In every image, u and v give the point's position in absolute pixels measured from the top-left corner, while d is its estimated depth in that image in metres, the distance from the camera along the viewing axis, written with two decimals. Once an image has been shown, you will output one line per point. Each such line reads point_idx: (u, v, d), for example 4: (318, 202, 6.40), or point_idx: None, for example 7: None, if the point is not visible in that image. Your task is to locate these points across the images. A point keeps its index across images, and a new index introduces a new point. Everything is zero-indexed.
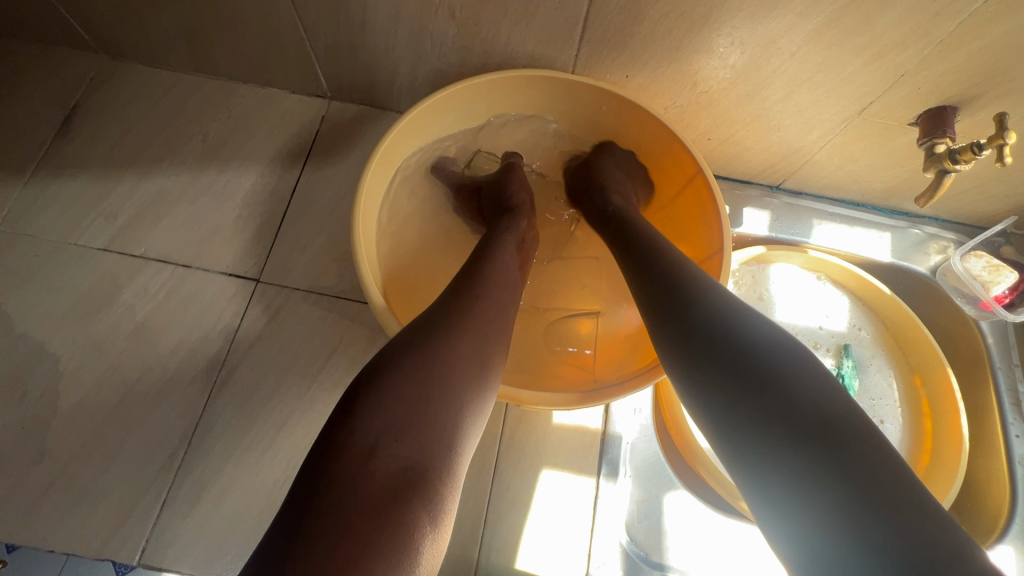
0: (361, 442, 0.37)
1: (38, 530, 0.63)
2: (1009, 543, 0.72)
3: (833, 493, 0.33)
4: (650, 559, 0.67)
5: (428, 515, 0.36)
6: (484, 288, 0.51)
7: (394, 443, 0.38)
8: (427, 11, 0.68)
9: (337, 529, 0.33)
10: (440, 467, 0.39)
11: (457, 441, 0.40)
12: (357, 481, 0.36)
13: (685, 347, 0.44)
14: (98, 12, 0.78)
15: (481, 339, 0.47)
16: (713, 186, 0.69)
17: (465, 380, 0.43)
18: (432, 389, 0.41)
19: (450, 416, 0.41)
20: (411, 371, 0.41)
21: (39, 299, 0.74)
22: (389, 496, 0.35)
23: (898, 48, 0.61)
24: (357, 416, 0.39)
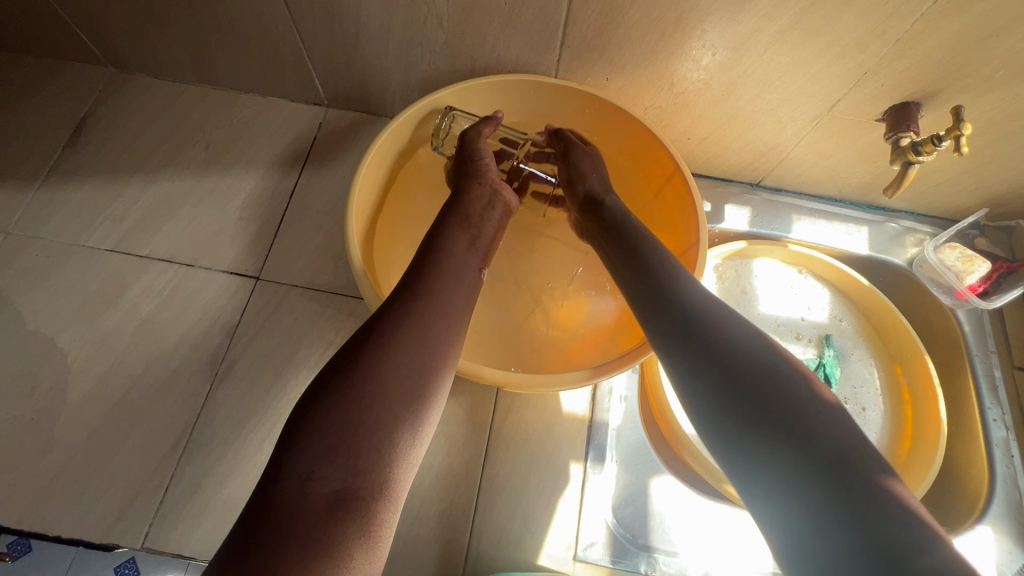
0: (301, 465, 0.40)
1: (45, 517, 0.66)
2: (988, 523, 0.74)
3: (794, 466, 0.36)
4: (636, 540, 0.69)
5: (363, 530, 0.39)
6: (434, 291, 0.53)
7: (331, 465, 0.40)
8: (417, 20, 0.72)
9: (275, 550, 0.36)
10: (376, 483, 0.41)
11: (396, 457, 0.43)
12: (296, 503, 0.38)
13: (672, 336, 0.48)
14: (108, 28, 0.83)
15: (421, 352, 0.48)
16: (690, 183, 0.72)
17: (407, 394, 0.46)
18: (371, 409, 0.43)
19: (389, 433, 0.43)
20: (347, 392, 0.43)
21: (48, 298, 0.77)
22: (326, 515, 0.38)
23: (859, 47, 0.65)
24: (295, 441, 0.41)
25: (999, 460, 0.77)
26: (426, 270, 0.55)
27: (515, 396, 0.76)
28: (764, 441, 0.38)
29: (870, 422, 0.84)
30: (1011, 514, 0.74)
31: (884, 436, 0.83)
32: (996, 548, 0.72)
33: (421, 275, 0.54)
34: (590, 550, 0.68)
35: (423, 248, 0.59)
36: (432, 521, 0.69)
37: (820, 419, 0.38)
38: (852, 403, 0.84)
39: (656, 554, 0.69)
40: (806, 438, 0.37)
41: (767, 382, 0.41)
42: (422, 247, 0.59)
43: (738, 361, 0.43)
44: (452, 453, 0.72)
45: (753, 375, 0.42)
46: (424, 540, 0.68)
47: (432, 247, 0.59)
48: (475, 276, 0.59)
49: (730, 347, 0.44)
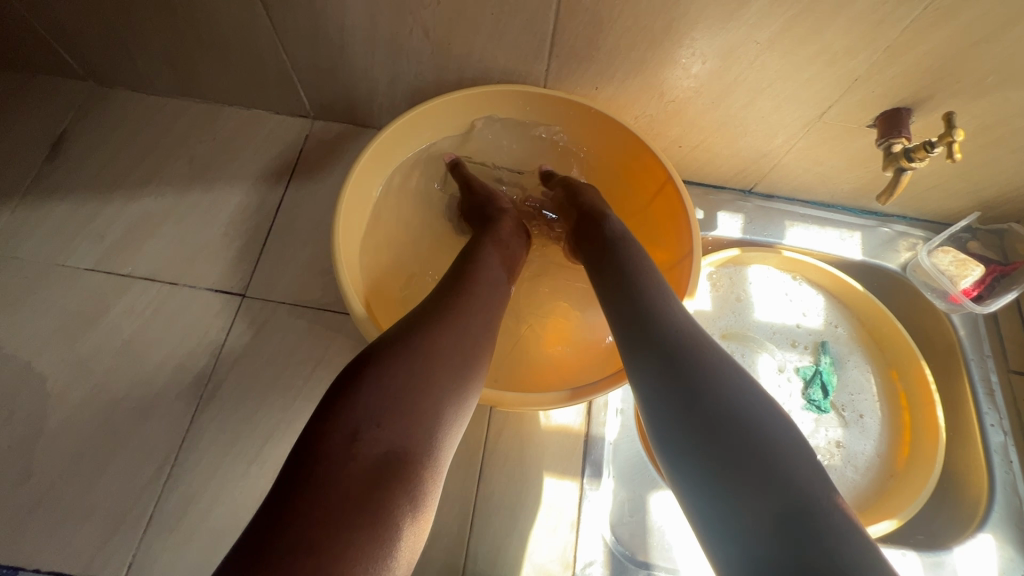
0: (348, 425, 0.39)
1: (23, 549, 0.63)
2: (989, 531, 0.73)
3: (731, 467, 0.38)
4: (635, 557, 0.68)
5: (409, 498, 0.38)
6: (474, 288, 0.53)
7: (379, 428, 0.39)
8: (403, 31, 0.71)
9: (319, 509, 0.35)
10: (423, 453, 0.40)
11: (441, 433, 0.42)
12: (343, 463, 0.37)
13: (646, 358, 0.46)
14: (86, 41, 0.81)
15: (467, 335, 0.48)
16: (682, 192, 0.71)
17: (451, 371, 0.45)
18: (421, 380, 0.43)
19: (438, 406, 0.42)
20: (399, 363, 0.43)
21: (26, 320, 0.75)
22: (373, 478, 0.37)
23: (850, 54, 0.64)
24: (346, 403, 0.40)
25: (998, 466, 0.76)
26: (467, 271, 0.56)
27: (509, 412, 0.74)
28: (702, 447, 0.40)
29: (868, 429, 0.83)
30: (1011, 520, 0.73)
31: (882, 443, 0.82)
32: (997, 556, 0.72)
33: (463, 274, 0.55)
34: (589, 568, 0.67)
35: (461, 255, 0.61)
36: (426, 543, 0.67)
37: (782, 458, 0.38)
38: (850, 410, 0.83)
39: (656, 571, 0.67)
40: (767, 481, 0.37)
41: (736, 422, 0.40)
42: (458, 259, 0.60)
43: (708, 392, 0.42)
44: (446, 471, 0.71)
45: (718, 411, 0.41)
46: (418, 563, 0.66)
47: (468, 254, 0.60)
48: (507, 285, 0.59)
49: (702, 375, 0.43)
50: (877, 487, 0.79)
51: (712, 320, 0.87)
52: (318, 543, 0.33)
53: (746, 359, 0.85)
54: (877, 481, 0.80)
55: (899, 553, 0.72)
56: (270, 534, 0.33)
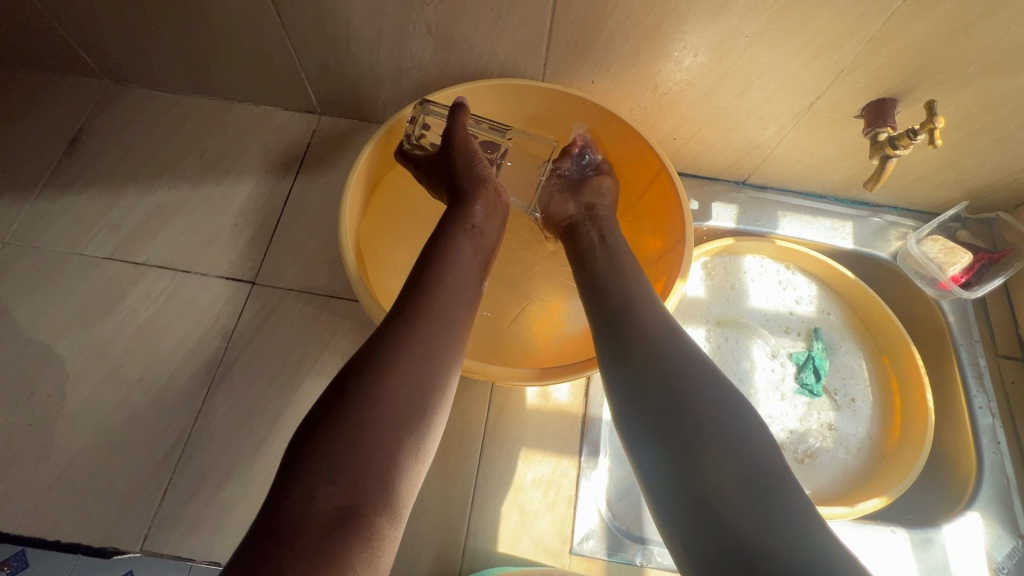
0: (304, 484, 0.39)
1: (44, 522, 0.66)
2: (977, 509, 0.75)
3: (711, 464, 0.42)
4: (630, 532, 0.70)
5: (368, 547, 0.38)
6: (437, 305, 0.51)
7: (334, 484, 0.39)
8: (406, 28, 0.74)
9: (275, 575, 0.35)
10: (380, 501, 0.40)
11: (400, 475, 0.42)
12: (298, 525, 0.37)
13: (627, 368, 0.50)
14: (104, 41, 0.85)
15: (427, 366, 0.47)
16: (675, 180, 0.74)
17: (410, 410, 0.45)
18: (377, 425, 0.42)
19: (392, 449, 0.42)
20: (353, 409, 0.42)
21: (46, 306, 0.78)
22: (329, 535, 0.37)
23: (835, 46, 0.67)
24: (303, 458, 0.40)
25: (986, 447, 0.78)
26: (432, 282, 0.54)
27: (509, 394, 0.77)
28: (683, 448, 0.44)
29: (859, 412, 0.85)
30: (998, 499, 0.75)
31: (873, 426, 0.84)
32: (985, 534, 0.74)
33: (426, 286, 0.53)
34: (586, 542, 0.69)
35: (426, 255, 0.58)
36: (429, 518, 0.69)
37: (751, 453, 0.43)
38: (842, 394, 0.86)
39: (651, 546, 0.69)
40: (717, 484, 0.41)
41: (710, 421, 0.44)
42: (422, 258, 0.57)
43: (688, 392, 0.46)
44: (447, 450, 0.73)
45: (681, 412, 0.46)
46: (420, 537, 0.68)
47: (434, 255, 0.57)
48: (478, 287, 0.58)
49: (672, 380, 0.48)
50: (869, 469, 0.81)
51: (707, 307, 0.90)
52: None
53: (740, 345, 0.88)
54: (868, 463, 0.82)
55: (889, 530, 0.74)
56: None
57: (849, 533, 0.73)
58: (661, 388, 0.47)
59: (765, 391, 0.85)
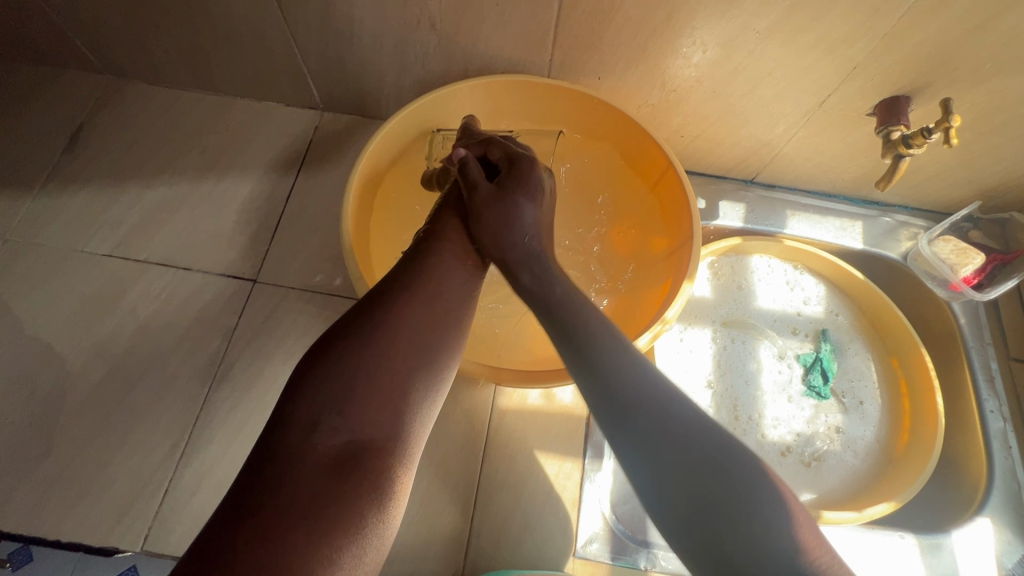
0: (306, 419, 0.41)
1: (45, 520, 0.66)
2: (987, 515, 0.74)
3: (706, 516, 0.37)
4: (635, 536, 0.69)
5: (376, 481, 0.40)
6: (439, 263, 0.54)
7: (337, 419, 0.41)
8: (410, 22, 0.73)
9: (286, 498, 0.37)
10: (387, 438, 0.42)
11: (405, 416, 0.43)
12: (306, 453, 0.39)
13: (593, 384, 0.45)
14: (104, 35, 0.84)
15: (434, 315, 0.49)
16: (683, 178, 0.73)
17: (416, 355, 0.46)
18: (384, 365, 0.44)
19: (397, 390, 0.44)
20: (358, 349, 0.44)
21: (47, 304, 0.77)
22: (337, 465, 0.39)
23: (847, 42, 0.65)
24: (308, 392, 0.42)
25: (997, 451, 0.77)
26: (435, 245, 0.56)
27: (513, 394, 0.76)
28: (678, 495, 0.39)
29: (868, 415, 0.84)
30: (1010, 504, 0.74)
31: (882, 429, 0.83)
32: (995, 540, 0.72)
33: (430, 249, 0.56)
34: (590, 545, 0.68)
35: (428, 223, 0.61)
36: (431, 519, 0.69)
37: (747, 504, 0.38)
38: (850, 396, 0.84)
39: (656, 550, 0.69)
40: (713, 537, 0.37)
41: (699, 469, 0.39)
42: (426, 229, 0.60)
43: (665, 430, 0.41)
44: (450, 452, 0.72)
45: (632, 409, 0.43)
46: (422, 539, 0.68)
47: (438, 223, 0.60)
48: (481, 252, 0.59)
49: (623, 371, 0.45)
50: (876, 472, 0.80)
51: (713, 307, 0.89)
52: (287, 530, 0.35)
53: (747, 346, 0.86)
54: (876, 467, 0.81)
55: (897, 535, 0.73)
56: (237, 523, 0.35)
57: (857, 538, 0.72)
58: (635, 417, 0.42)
59: (772, 393, 0.84)
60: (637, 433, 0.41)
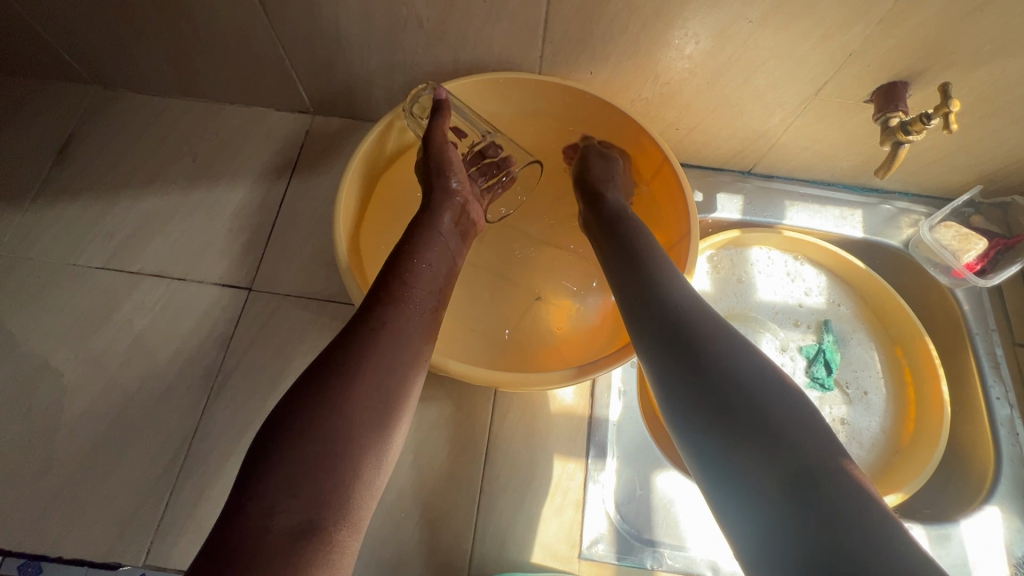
0: (262, 502, 0.37)
1: (46, 537, 0.65)
2: (996, 503, 0.73)
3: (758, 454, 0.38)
4: (640, 535, 0.68)
5: (328, 563, 0.37)
6: (399, 316, 0.50)
7: (293, 500, 0.38)
8: (397, 22, 0.72)
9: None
10: (338, 514, 0.39)
11: (358, 484, 0.41)
12: (257, 539, 0.36)
13: (648, 327, 0.49)
14: (89, 45, 0.83)
15: (390, 376, 0.46)
16: (678, 172, 0.72)
17: (372, 422, 0.43)
18: (342, 437, 0.41)
19: (352, 461, 0.41)
20: (313, 422, 0.41)
21: (41, 319, 0.77)
22: (291, 550, 0.36)
23: (843, 29, 0.64)
24: (259, 471, 0.39)
25: (1004, 438, 0.76)
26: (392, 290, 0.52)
27: (514, 395, 0.76)
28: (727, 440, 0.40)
29: (872, 405, 0.83)
30: (1019, 492, 0.73)
31: (887, 419, 0.82)
32: (1005, 528, 0.72)
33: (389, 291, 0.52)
34: (595, 546, 0.67)
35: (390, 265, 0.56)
36: (436, 524, 0.68)
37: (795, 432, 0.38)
38: (854, 387, 0.84)
39: (661, 548, 0.68)
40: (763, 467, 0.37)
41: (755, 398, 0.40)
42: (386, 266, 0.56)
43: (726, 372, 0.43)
44: (452, 456, 0.72)
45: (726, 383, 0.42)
46: (426, 546, 0.67)
47: (398, 263, 0.55)
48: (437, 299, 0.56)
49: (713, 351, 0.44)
50: (882, 463, 0.80)
51: (713, 302, 0.88)
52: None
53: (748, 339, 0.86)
54: (883, 457, 0.80)
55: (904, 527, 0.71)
56: None
57: None
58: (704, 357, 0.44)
59: None
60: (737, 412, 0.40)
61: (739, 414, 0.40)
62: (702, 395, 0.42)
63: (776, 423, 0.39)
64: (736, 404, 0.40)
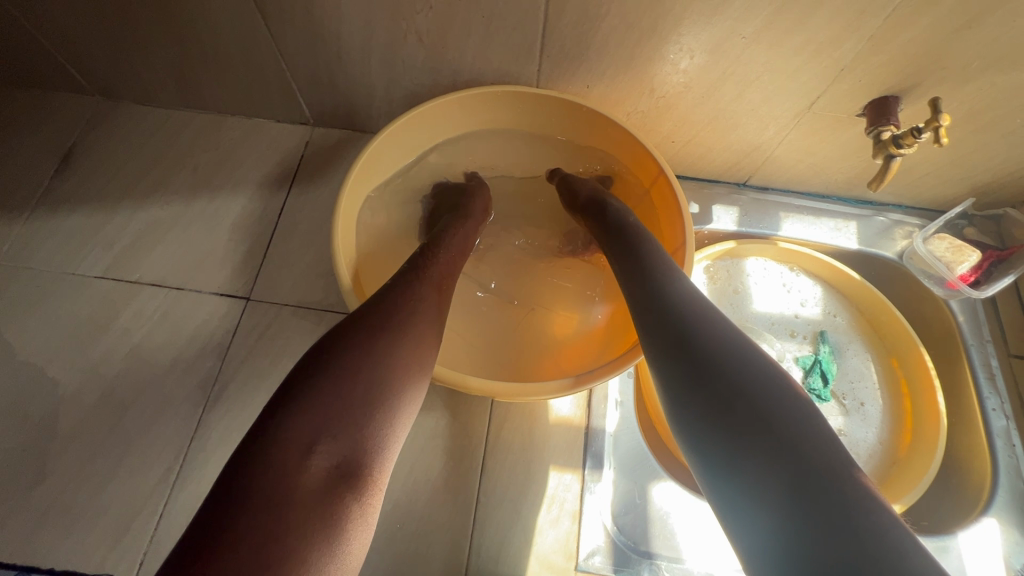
0: (292, 441, 0.39)
1: (38, 549, 0.65)
2: (994, 515, 0.73)
3: (762, 455, 0.38)
4: (637, 547, 0.68)
5: (358, 507, 0.39)
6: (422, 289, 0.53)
7: (325, 443, 0.40)
8: (397, 37, 0.73)
9: (274, 526, 0.35)
10: (367, 464, 0.41)
11: (382, 440, 0.43)
12: (295, 475, 0.38)
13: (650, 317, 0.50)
14: (93, 57, 0.84)
15: (416, 342, 0.49)
16: (673, 183, 0.72)
17: (399, 383, 0.46)
18: (374, 385, 0.44)
19: (381, 417, 0.43)
20: (351, 371, 0.43)
21: (39, 328, 0.77)
22: (327, 488, 0.38)
23: (834, 44, 0.65)
24: (296, 411, 0.41)
25: (1001, 450, 0.76)
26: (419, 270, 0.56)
27: (511, 406, 0.76)
28: (728, 434, 0.40)
29: (869, 417, 0.83)
30: (1015, 504, 0.73)
31: (884, 430, 0.82)
32: (1003, 540, 0.72)
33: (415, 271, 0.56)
34: (592, 558, 0.67)
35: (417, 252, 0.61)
36: (433, 536, 0.68)
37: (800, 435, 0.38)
38: (851, 398, 0.84)
39: (658, 560, 0.68)
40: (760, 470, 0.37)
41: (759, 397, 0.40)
42: (413, 255, 0.60)
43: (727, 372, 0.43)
44: (449, 466, 0.72)
45: (729, 379, 0.42)
46: (422, 557, 0.67)
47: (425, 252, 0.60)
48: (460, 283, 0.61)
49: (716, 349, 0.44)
50: (880, 474, 0.80)
51: None
52: (257, 557, 0.34)
53: None
54: (880, 469, 0.80)
55: None
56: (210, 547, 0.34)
57: None
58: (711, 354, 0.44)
59: None
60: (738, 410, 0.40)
61: (761, 431, 0.39)
62: (721, 403, 0.41)
63: (794, 431, 0.38)
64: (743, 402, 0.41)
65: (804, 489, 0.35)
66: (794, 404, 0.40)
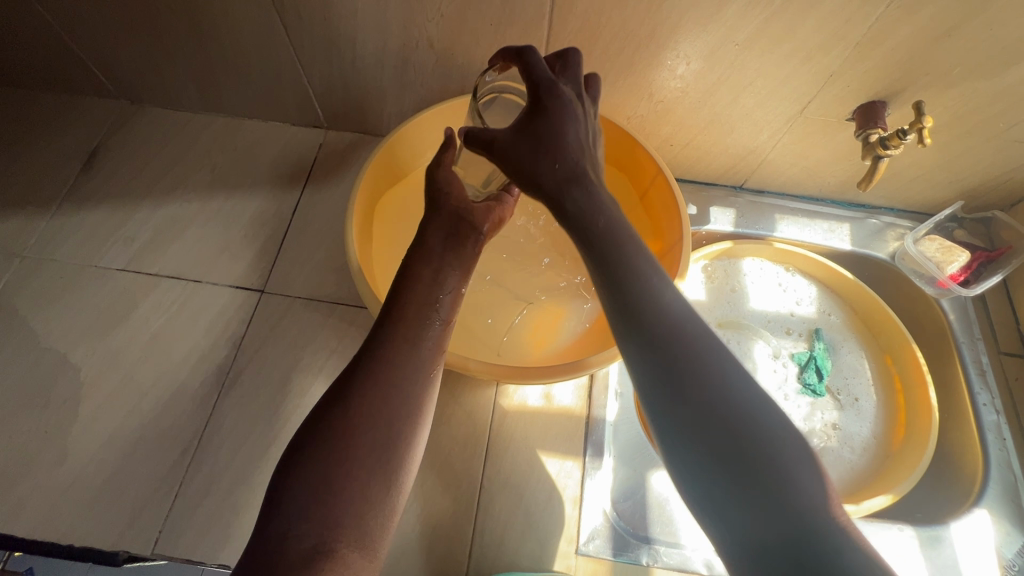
0: (277, 530, 0.40)
1: (57, 527, 0.67)
2: (985, 506, 0.75)
3: (741, 489, 0.34)
4: (636, 532, 0.70)
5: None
6: (401, 338, 0.53)
7: (307, 526, 0.41)
8: (409, 43, 0.77)
9: None
10: (353, 537, 0.41)
11: (369, 511, 0.43)
12: (276, 561, 0.39)
13: (618, 318, 0.41)
14: (120, 62, 0.88)
15: (399, 400, 0.49)
16: (672, 183, 0.76)
17: (382, 450, 0.46)
18: (357, 464, 0.44)
19: (368, 486, 0.44)
20: (327, 452, 0.44)
21: (62, 317, 0.80)
22: (310, 569, 0.39)
23: (822, 51, 0.69)
24: (280, 501, 0.42)
25: (991, 443, 0.78)
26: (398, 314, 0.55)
27: (514, 395, 0.78)
28: (705, 460, 0.36)
29: (863, 411, 0.85)
30: (1006, 496, 0.75)
31: (878, 424, 0.84)
32: (994, 531, 0.73)
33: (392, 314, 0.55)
34: (592, 542, 0.69)
35: (395, 286, 0.58)
36: (438, 519, 0.70)
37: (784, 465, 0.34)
38: (845, 393, 0.86)
39: (656, 545, 0.70)
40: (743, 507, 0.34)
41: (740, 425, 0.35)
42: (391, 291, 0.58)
43: (706, 391, 0.37)
44: (454, 452, 0.74)
45: (707, 398, 0.37)
46: (427, 539, 0.69)
47: (404, 283, 0.58)
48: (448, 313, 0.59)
49: (693, 364, 0.38)
50: (874, 467, 0.81)
51: (708, 310, 0.91)
52: None
53: (742, 346, 0.88)
54: (874, 462, 0.82)
55: (895, 528, 0.73)
56: None
57: None
58: (684, 366, 0.38)
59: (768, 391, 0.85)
60: (716, 431, 0.36)
61: (741, 463, 0.35)
62: (698, 424, 0.36)
63: (776, 461, 0.34)
64: (722, 428, 0.36)
65: (787, 539, 0.32)
66: (776, 427, 0.35)
